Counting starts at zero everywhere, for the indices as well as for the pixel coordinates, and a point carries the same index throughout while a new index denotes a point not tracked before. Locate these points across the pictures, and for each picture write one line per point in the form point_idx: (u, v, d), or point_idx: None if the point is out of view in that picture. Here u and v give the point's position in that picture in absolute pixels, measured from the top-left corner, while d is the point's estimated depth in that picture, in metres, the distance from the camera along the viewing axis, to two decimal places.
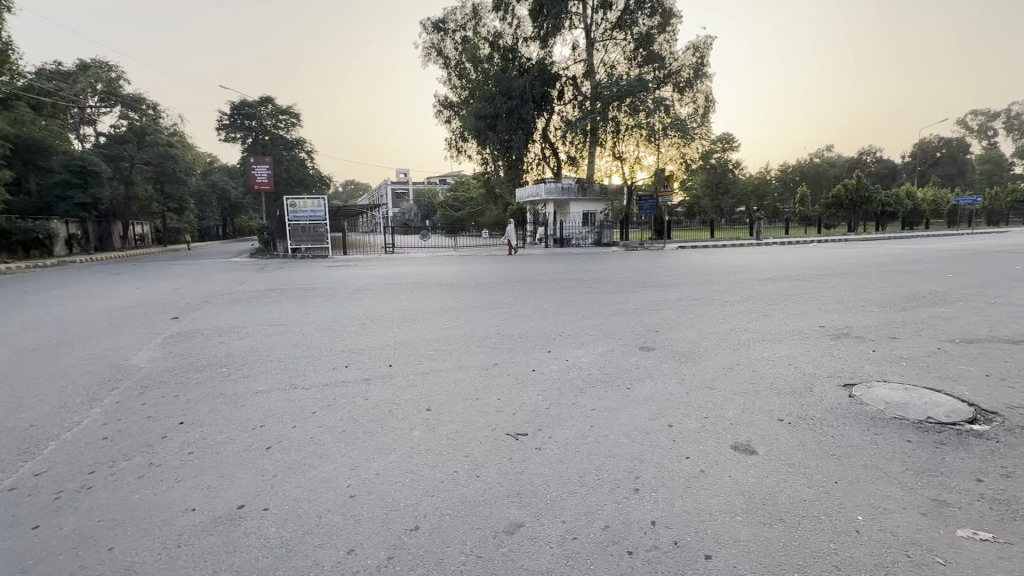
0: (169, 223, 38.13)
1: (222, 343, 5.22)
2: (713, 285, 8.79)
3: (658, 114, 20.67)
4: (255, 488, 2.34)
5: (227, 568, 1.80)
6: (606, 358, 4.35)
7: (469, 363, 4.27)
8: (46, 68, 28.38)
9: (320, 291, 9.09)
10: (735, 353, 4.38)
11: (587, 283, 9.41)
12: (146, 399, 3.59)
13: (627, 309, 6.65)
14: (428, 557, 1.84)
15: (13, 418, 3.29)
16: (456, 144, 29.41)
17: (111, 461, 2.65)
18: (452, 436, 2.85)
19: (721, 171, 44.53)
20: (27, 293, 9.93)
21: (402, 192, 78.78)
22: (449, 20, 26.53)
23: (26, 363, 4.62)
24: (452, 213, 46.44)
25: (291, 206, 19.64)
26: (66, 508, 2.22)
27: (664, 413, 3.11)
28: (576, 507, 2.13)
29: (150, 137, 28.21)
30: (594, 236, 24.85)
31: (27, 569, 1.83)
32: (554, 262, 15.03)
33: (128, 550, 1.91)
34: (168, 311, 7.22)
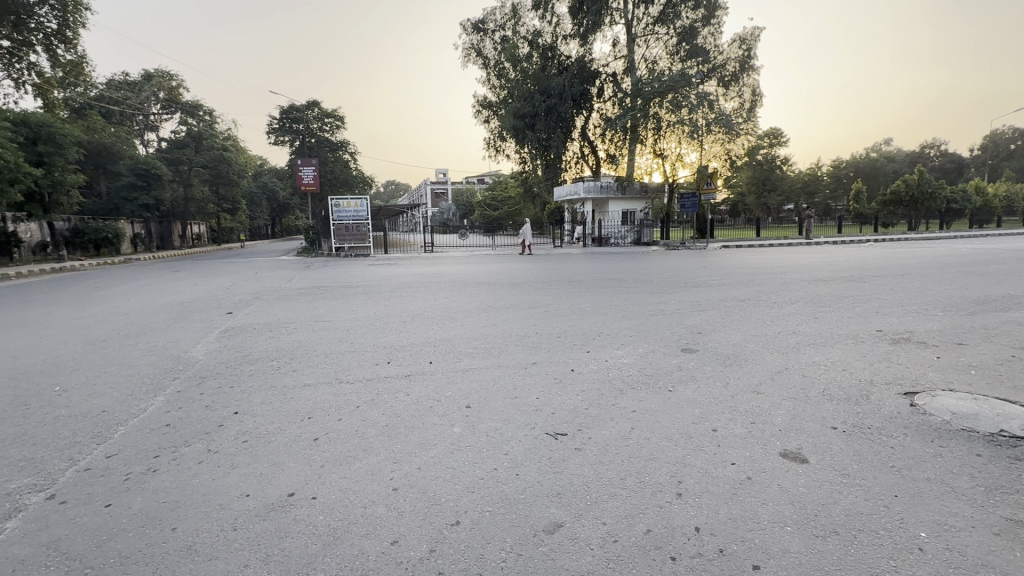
0: (223, 223, 40.14)
1: (271, 337, 5.45)
2: (761, 286, 8.47)
3: (701, 109, 20.08)
4: (304, 477, 2.43)
5: (279, 552, 1.89)
6: (646, 359, 4.27)
7: (508, 362, 4.27)
8: (115, 79, 30.75)
9: (362, 289, 9.34)
10: (783, 357, 4.20)
11: (626, 283, 9.26)
12: (204, 389, 3.80)
13: (668, 309, 6.50)
14: (470, 552, 1.86)
15: (87, 403, 3.56)
16: (494, 143, 29.59)
17: (173, 447, 2.82)
18: (492, 433, 2.88)
19: (768, 168, 42.81)
20: (99, 288, 10.67)
21: (441, 192, 79.98)
22: (488, 21, 26.71)
23: (99, 353, 5.01)
24: (489, 212, 46.74)
25: (335, 206, 20.29)
26: (134, 489, 2.38)
27: (708, 416, 3.04)
28: (617, 509, 2.11)
29: (206, 142, 29.73)
30: (633, 236, 24.50)
31: (100, 543, 1.97)
32: (592, 261, 14.89)
33: (189, 531, 2.03)
34: (224, 306, 7.64)
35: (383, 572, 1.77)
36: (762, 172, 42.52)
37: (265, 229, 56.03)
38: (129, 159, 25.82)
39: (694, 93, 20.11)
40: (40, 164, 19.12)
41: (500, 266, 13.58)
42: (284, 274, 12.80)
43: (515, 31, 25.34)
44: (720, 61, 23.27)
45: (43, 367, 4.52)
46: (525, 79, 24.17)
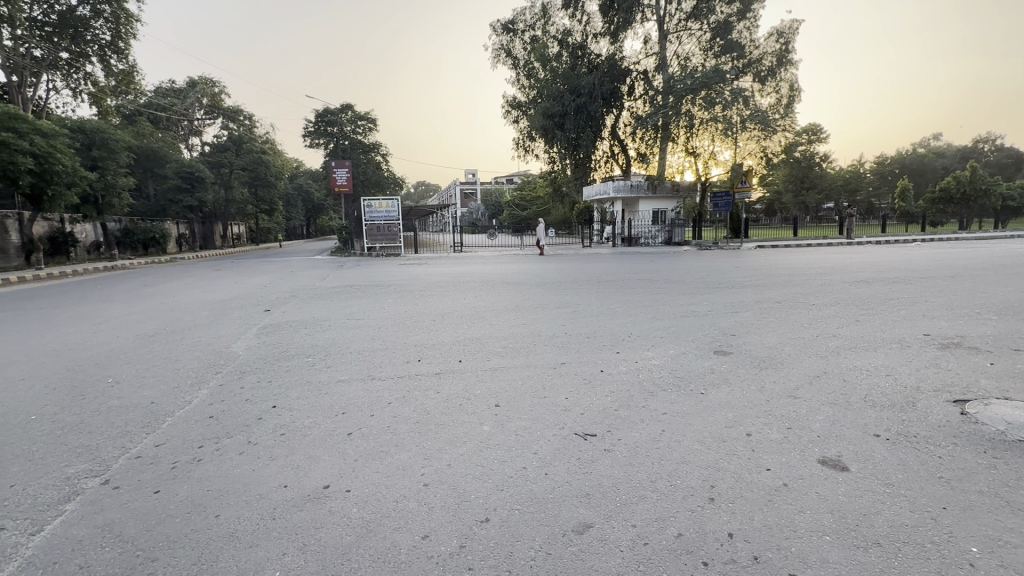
0: (261, 223, 41.59)
1: (307, 334, 5.63)
2: (799, 287, 8.19)
3: (736, 106, 19.56)
4: (338, 470, 2.50)
5: (315, 543, 1.94)
6: (678, 361, 4.20)
7: (537, 362, 4.27)
8: (163, 87, 32.29)
9: (393, 288, 9.51)
10: (822, 361, 4.06)
11: (656, 283, 9.13)
12: (244, 383, 3.97)
13: (700, 310, 6.38)
14: (498, 550, 1.87)
15: (137, 394, 3.77)
16: (523, 143, 29.62)
17: (216, 438, 2.95)
18: (521, 433, 2.88)
19: (807, 165, 41.36)
20: (147, 286, 11.23)
21: (471, 192, 80.63)
22: (518, 21, 26.72)
23: (148, 347, 5.27)
24: (518, 212, 46.84)
25: (367, 207, 20.74)
26: (181, 476, 2.51)
27: (741, 420, 2.97)
28: (647, 512, 2.09)
29: (246, 145, 30.79)
30: (664, 235, 24.35)
31: (150, 527, 2.09)
32: (621, 261, 14.73)
33: (232, 518, 2.12)
34: (263, 304, 7.92)
35: (414, 567, 1.80)
36: (801, 171, 41.16)
37: (300, 229, 57.75)
38: (176, 163, 27.06)
39: (729, 89, 19.63)
40: (94, 168, 20.25)
41: (528, 266, 13.58)
42: (319, 273, 13.17)
43: (545, 31, 25.27)
44: (756, 56, 22.63)
45: (99, 360, 4.80)
46: (554, 78, 24.08)
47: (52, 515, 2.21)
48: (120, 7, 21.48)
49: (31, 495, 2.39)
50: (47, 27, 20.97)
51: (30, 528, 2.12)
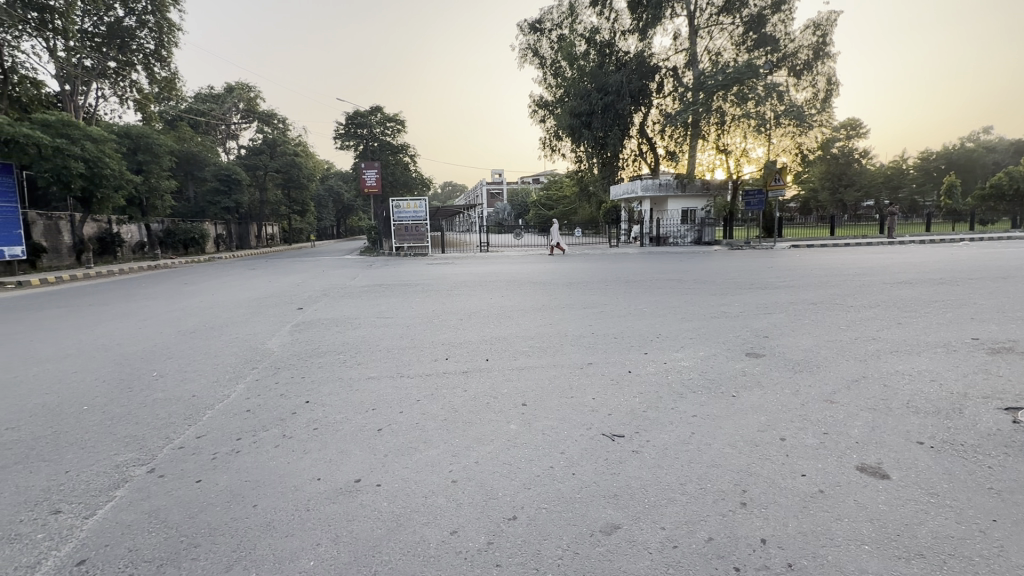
0: (294, 223, 42.70)
1: (338, 331, 5.76)
2: (835, 287, 7.93)
3: (770, 102, 19.00)
4: (370, 464, 2.56)
5: (347, 534, 2.00)
6: (709, 363, 4.12)
7: (564, 362, 4.27)
8: (202, 93, 33.60)
9: (421, 287, 9.64)
10: (861, 365, 3.92)
11: (686, 284, 8.98)
12: (278, 378, 4.11)
13: (732, 311, 6.24)
14: (526, 549, 1.88)
15: (180, 388, 3.94)
16: (550, 143, 29.57)
17: (252, 431, 3.05)
18: (548, 432, 2.88)
19: (845, 162, 39.89)
20: (188, 284, 11.70)
21: (497, 192, 81.02)
22: (545, 20, 26.66)
23: (190, 342, 5.51)
24: (545, 212, 46.70)
25: (396, 207, 21.08)
26: (221, 467, 2.62)
27: (774, 423, 2.90)
28: (676, 515, 2.06)
29: (280, 148, 31.68)
30: (693, 234, 24.06)
31: (192, 514, 2.18)
32: (649, 261, 14.53)
33: (268, 508, 2.20)
34: (296, 302, 8.15)
35: (443, 561, 1.83)
36: (838, 167, 39.69)
37: (331, 229, 59.07)
38: (214, 166, 28.10)
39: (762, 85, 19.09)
40: (139, 172, 21.24)
41: (555, 266, 13.52)
42: (349, 272, 13.44)
43: (573, 29, 25.13)
44: (791, 49, 21.92)
45: (144, 354, 5.04)
46: (581, 76, 23.90)
47: (103, 500, 2.34)
48: (163, 17, 22.57)
49: (85, 480, 2.53)
50: (97, 38, 22.09)
51: (84, 512, 2.25)
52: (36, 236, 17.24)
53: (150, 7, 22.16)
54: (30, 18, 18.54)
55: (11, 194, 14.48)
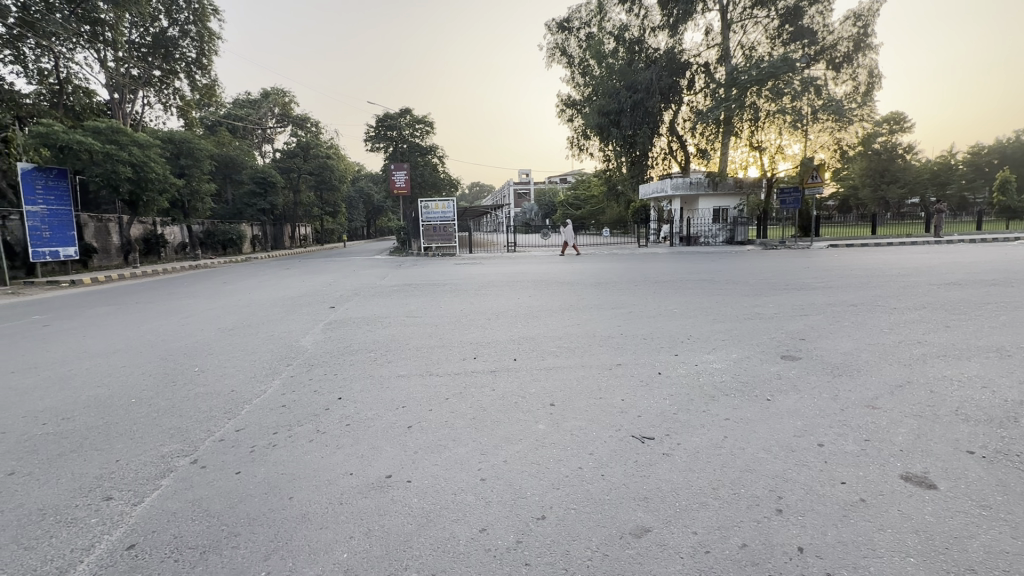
0: (326, 224, 43.74)
1: (369, 330, 5.87)
2: (877, 289, 7.61)
3: (807, 96, 18.37)
4: (400, 461, 2.61)
5: (379, 528, 2.04)
6: (741, 365, 4.01)
7: (592, 362, 4.24)
8: (241, 98, 34.88)
9: (449, 287, 9.74)
10: (905, 369, 3.75)
11: (717, 284, 8.80)
12: (312, 375, 4.22)
13: (766, 313, 6.07)
14: (555, 548, 1.88)
15: (221, 382, 4.11)
16: (578, 142, 29.43)
17: (288, 426, 3.15)
18: (577, 433, 2.87)
19: (887, 158, 38.22)
20: (227, 283, 12.14)
21: (525, 192, 81.08)
22: (574, 19, 26.52)
23: (229, 339, 5.72)
24: (572, 211, 46.47)
25: (424, 208, 21.34)
26: (259, 459, 2.71)
27: (812, 429, 2.81)
28: (708, 520, 2.02)
29: (313, 150, 32.45)
30: (726, 234, 23.38)
31: (233, 504, 2.27)
32: (679, 261, 14.28)
33: (304, 501, 2.27)
34: (329, 301, 8.37)
35: (472, 558, 1.85)
36: (880, 163, 38.08)
37: (361, 230, 60.28)
38: (251, 169, 29.07)
39: (799, 79, 18.47)
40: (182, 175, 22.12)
41: (581, 266, 13.46)
42: (379, 272, 13.69)
43: (601, 27, 24.91)
44: (830, 42, 21.11)
45: (188, 350, 5.27)
46: (610, 74, 23.66)
47: (149, 488, 2.46)
48: (204, 26, 23.48)
49: (133, 469, 2.66)
50: (143, 48, 23.15)
51: (132, 500, 2.36)
52: (88, 237, 18.18)
53: (192, 17, 23.10)
54: (84, 31, 19.57)
55: (66, 198, 15.32)
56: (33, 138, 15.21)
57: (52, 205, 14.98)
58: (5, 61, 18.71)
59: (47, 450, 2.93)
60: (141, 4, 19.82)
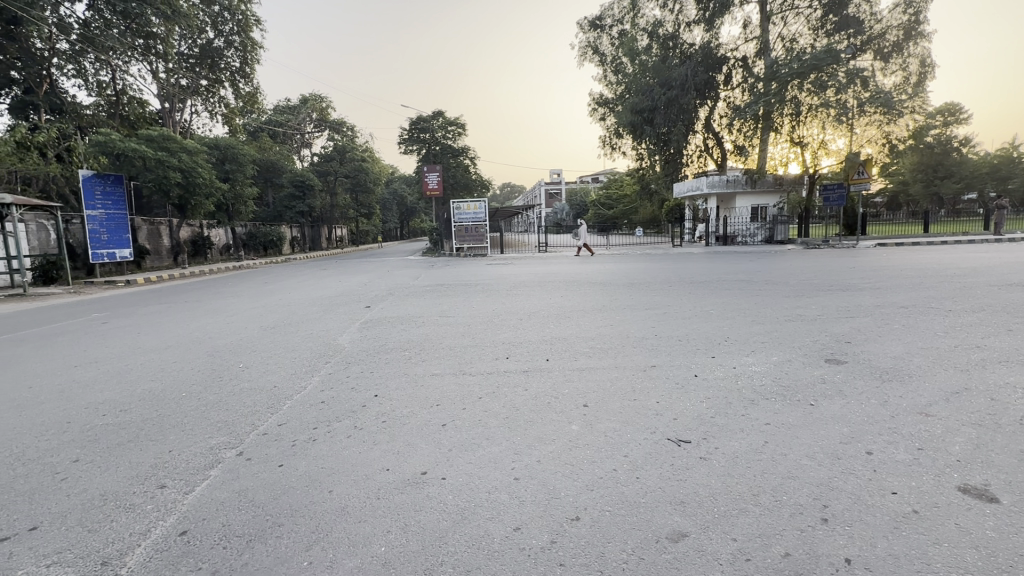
0: (361, 226, 44.81)
1: (403, 329, 5.99)
2: (930, 290, 7.22)
3: (852, 88, 17.57)
4: (435, 458, 2.65)
5: (415, 523, 2.08)
6: (782, 369, 3.88)
7: (626, 363, 4.20)
8: (281, 105, 36.22)
9: (481, 286, 9.82)
10: (963, 375, 3.54)
11: (756, 285, 8.55)
12: (349, 372, 4.34)
13: (809, 315, 5.85)
14: (590, 549, 1.87)
15: (264, 378, 4.28)
16: (610, 141, 29.12)
17: (327, 421, 3.25)
18: (611, 434, 2.85)
19: (941, 151, 36.05)
20: (268, 283, 12.59)
21: (556, 193, 80.85)
22: (605, 16, 26.24)
23: (271, 337, 5.92)
24: (603, 211, 45.97)
25: (456, 209, 21.51)
26: (300, 453, 2.81)
27: (859, 435, 2.69)
28: (748, 526, 1.97)
29: (349, 154, 33.25)
30: (764, 233, 22.52)
31: (276, 496, 2.36)
32: (715, 261, 13.92)
33: (343, 494, 2.33)
34: (364, 300, 8.58)
35: (507, 557, 1.86)
36: (932, 158, 36.00)
37: (395, 232, 61.49)
38: (291, 173, 30.10)
39: (844, 70, 17.68)
40: (227, 180, 22.93)
41: (614, 267, 13.33)
42: (413, 272, 13.91)
43: (634, 24, 24.53)
44: (878, 30, 20.02)
45: (233, 347, 5.49)
46: (643, 72, 23.30)
47: (200, 477, 2.59)
48: (247, 37, 24.54)
49: (185, 459, 2.81)
50: (191, 59, 24.25)
51: (185, 488, 2.49)
52: (141, 240, 19.21)
53: (236, 29, 24.17)
54: (138, 45, 20.66)
55: (122, 202, 16.29)
56: (93, 146, 16.20)
57: (109, 209, 15.92)
58: (68, 75, 19.94)
59: (108, 439, 3.13)
60: (189, 17, 20.77)
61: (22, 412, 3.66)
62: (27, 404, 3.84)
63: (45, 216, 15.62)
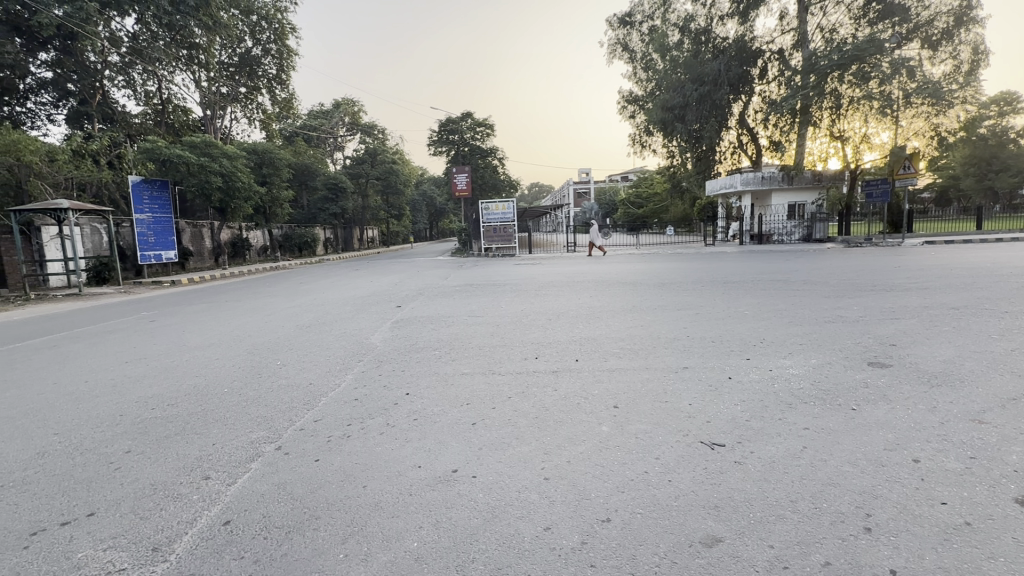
0: (392, 227, 45.56)
1: (433, 329, 6.08)
2: (983, 290, 6.82)
3: (898, 79, 16.77)
4: (465, 456, 2.67)
5: (446, 520, 2.11)
6: (822, 372, 3.74)
7: (657, 364, 4.14)
8: (316, 110, 37.27)
9: (510, 287, 9.85)
10: (1020, 381, 3.33)
11: (794, 285, 8.26)
12: (381, 370, 4.43)
13: (851, 316, 5.63)
14: (621, 552, 1.86)
15: (302, 375, 4.42)
16: (640, 139, 28.70)
17: (360, 418, 3.33)
18: (642, 436, 2.81)
19: (996, 143, 33.88)
20: (304, 283, 12.98)
21: (584, 192, 80.13)
22: (636, 13, 25.87)
23: (307, 335, 6.11)
24: (632, 210, 45.38)
25: (485, 210, 21.60)
26: (335, 448, 2.88)
27: (905, 443, 2.57)
28: (786, 534, 1.91)
29: (380, 156, 33.86)
30: (802, 232, 21.88)
31: (312, 491, 2.43)
32: (749, 260, 13.52)
33: (377, 490, 2.39)
34: (395, 300, 8.75)
35: (538, 556, 1.86)
36: (986, 151, 33.87)
37: (424, 233, 62.30)
38: (324, 176, 30.90)
39: (888, 60, 16.87)
40: (264, 184, 23.60)
41: (644, 266, 13.13)
42: (442, 273, 14.08)
43: (665, 19, 24.07)
44: (926, 17, 18.95)
45: (271, 345, 5.69)
46: (675, 68, 22.87)
47: (241, 470, 2.69)
48: (283, 45, 25.37)
49: (227, 453, 2.92)
50: (231, 68, 25.18)
51: (228, 480, 2.60)
52: (185, 242, 20.10)
53: (273, 37, 25.01)
54: (182, 55, 21.58)
55: (168, 206, 17.08)
56: (141, 154, 17.01)
57: (157, 213, 16.73)
58: (118, 86, 20.98)
59: (158, 431, 3.30)
60: (230, 27, 21.60)
61: (80, 405, 3.89)
62: (83, 398, 4.08)
63: (98, 220, 16.52)
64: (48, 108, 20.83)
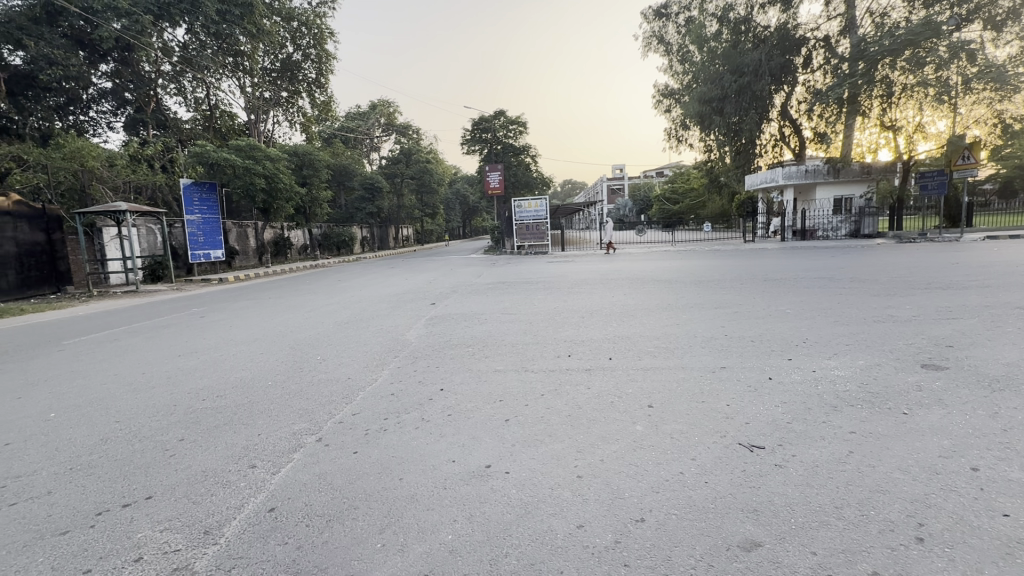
0: (426, 226, 46.21)
1: (467, 326, 6.14)
2: None
3: (956, 63, 15.71)
4: (499, 452, 2.70)
5: (480, 515, 2.14)
6: (870, 374, 3.58)
7: (693, 364, 4.05)
8: (353, 111, 38.17)
9: (543, 285, 9.82)
10: None
11: (841, 283, 7.89)
12: (417, 366, 4.52)
13: (905, 315, 5.32)
14: (656, 552, 1.84)
15: (340, 370, 4.56)
16: (676, 133, 28.02)
17: (396, 412, 3.41)
18: (677, 437, 2.77)
19: None
20: (342, 281, 13.35)
21: (619, 188, 79.00)
22: (671, 4, 25.12)
23: (345, 331, 6.30)
24: (668, 206, 44.35)
25: (518, 207, 21.58)
26: (373, 441, 2.97)
27: (962, 450, 2.43)
28: (830, 541, 1.84)
29: (415, 156, 34.37)
30: (849, 227, 20.98)
31: (351, 481, 2.51)
32: (793, 257, 12.97)
33: (412, 483, 2.45)
34: (430, 297, 8.88)
35: (571, 553, 1.86)
36: None
37: (458, 231, 63.01)
38: (361, 176, 31.64)
39: (946, 44, 15.79)
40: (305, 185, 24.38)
41: (680, 263, 12.84)
42: (476, 270, 14.20)
43: (702, 9, 23.32)
44: None
45: (311, 340, 5.88)
46: (713, 59, 22.18)
47: (285, 460, 2.81)
48: (322, 49, 26.10)
49: (272, 443, 3.05)
50: (274, 73, 26.17)
51: (272, 469, 2.72)
52: (231, 241, 21.03)
53: (312, 42, 25.76)
54: (228, 62, 22.49)
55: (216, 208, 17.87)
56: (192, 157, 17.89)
57: (205, 214, 17.55)
58: (170, 93, 22.12)
59: (208, 421, 3.47)
60: (271, 34, 22.32)
61: (138, 395, 4.14)
62: (141, 388, 4.34)
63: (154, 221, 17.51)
64: (108, 117, 22.20)
